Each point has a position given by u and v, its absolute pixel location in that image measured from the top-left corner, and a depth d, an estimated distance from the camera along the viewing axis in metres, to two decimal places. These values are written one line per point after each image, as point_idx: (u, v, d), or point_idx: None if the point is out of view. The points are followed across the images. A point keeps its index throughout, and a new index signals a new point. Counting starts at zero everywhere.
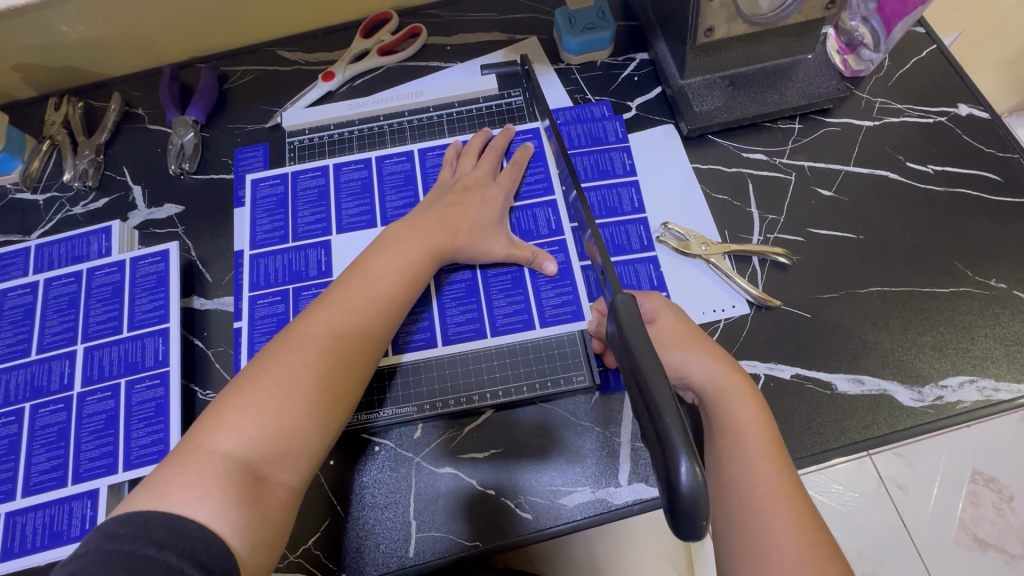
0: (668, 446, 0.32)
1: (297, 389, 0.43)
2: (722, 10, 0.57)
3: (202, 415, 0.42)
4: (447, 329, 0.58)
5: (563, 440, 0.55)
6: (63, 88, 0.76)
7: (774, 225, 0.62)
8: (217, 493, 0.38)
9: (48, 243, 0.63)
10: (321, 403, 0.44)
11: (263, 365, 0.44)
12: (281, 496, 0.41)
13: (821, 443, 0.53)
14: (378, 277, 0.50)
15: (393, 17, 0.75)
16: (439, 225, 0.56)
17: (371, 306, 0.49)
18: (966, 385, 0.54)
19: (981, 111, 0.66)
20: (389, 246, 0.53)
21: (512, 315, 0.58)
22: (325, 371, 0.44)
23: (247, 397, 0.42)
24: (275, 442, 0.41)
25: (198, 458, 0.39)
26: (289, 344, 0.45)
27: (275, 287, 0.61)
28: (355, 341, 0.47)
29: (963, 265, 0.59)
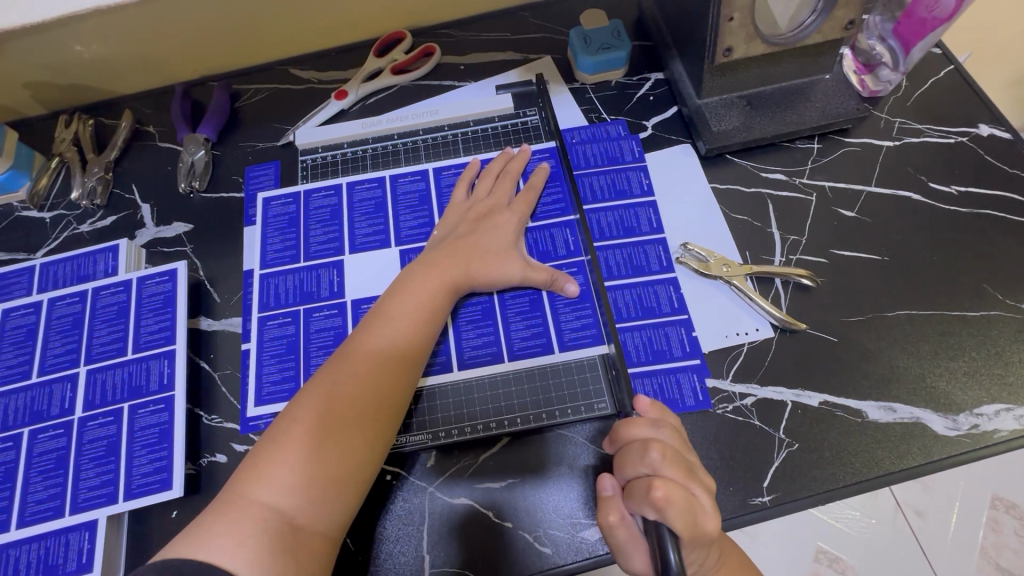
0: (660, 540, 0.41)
1: (328, 436, 0.44)
2: (740, 29, 0.57)
3: (241, 468, 0.44)
4: (463, 353, 0.56)
5: (582, 471, 0.52)
6: (74, 105, 0.75)
7: (797, 247, 0.61)
8: (250, 541, 0.40)
9: (53, 262, 0.62)
10: (353, 449, 0.45)
11: (294, 416, 0.45)
12: (317, 544, 0.42)
13: (853, 474, 0.51)
14: (397, 319, 0.51)
15: (406, 37, 0.75)
16: (453, 257, 0.56)
17: (393, 348, 0.50)
18: (1003, 414, 0.52)
19: (1002, 131, 0.65)
20: (407, 285, 0.54)
21: (530, 338, 0.57)
22: (354, 416, 0.46)
23: (282, 448, 0.44)
24: (312, 491, 0.43)
25: (239, 508, 0.41)
26: (316, 393, 0.47)
27: (285, 308, 0.59)
28: (380, 383, 0.48)
29: (993, 288, 0.57)
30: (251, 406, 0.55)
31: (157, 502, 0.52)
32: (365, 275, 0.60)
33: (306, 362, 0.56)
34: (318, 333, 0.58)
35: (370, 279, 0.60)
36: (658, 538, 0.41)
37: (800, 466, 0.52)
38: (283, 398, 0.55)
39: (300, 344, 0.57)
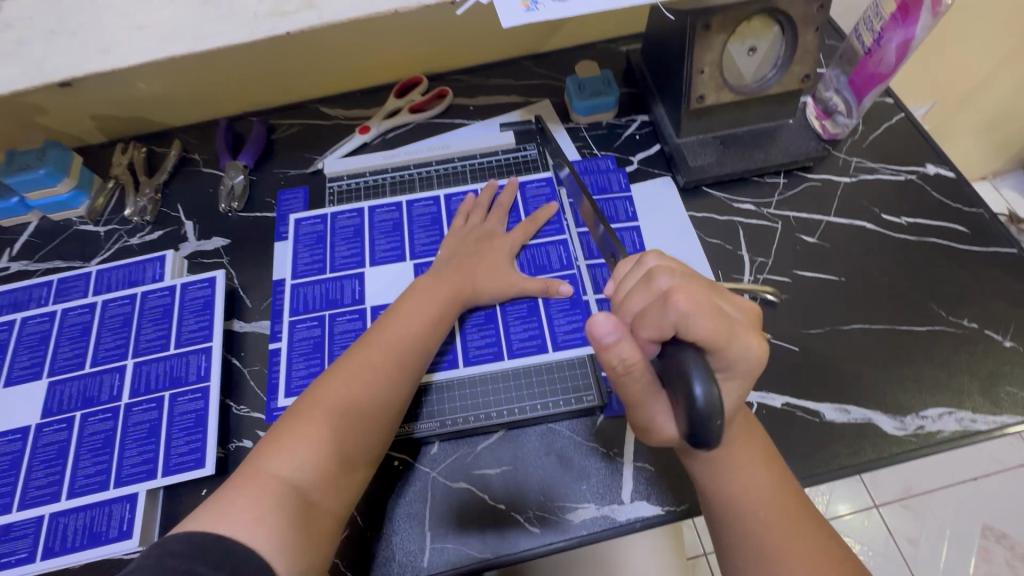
0: (688, 371, 0.36)
1: (344, 421, 0.51)
2: (710, 81, 0.68)
3: (258, 447, 0.49)
4: (468, 355, 0.63)
5: (570, 461, 0.59)
6: (131, 135, 0.86)
7: (763, 267, 0.69)
8: (269, 516, 0.44)
9: (108, 269, 0.71)
10: (361, 431, 0.52)
11: (313, 398, 0.52)
12: (327, 520, 0.48)
13: (811, 467, 0.57)
14: (408, 320, 0.59)
15: (422, 81, 0.86)
16: (457, 274, 0.64)
17: (404, 344, 0.57)
18: (946, 416, 0.58)
19: (946, 170, 0.74)
20: (417, 293, 0.62)
21: (528, 341, 0.64)
22: (366, 402, 0.53)
23: (300, 430, 0.50)
24: (325, 467, 0.49)
25: (259, 480, 0.46)
26: (335, 379, 0.54)
27: (312, 313, 0.67)
28: (390, 380, 0.55)
29: (937, 306, 0.65)
30: (281, 397, 0.62)
31: (190, 480, 0.58)
32: (384, 286, 0.68)
33: (328, 359, 0.64)
34: (340, 334, 0.65)
35: (387, 290, 0.68)
36: (687, 370, 0.37)
37: None
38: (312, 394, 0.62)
39: (324, 344, 0.65)
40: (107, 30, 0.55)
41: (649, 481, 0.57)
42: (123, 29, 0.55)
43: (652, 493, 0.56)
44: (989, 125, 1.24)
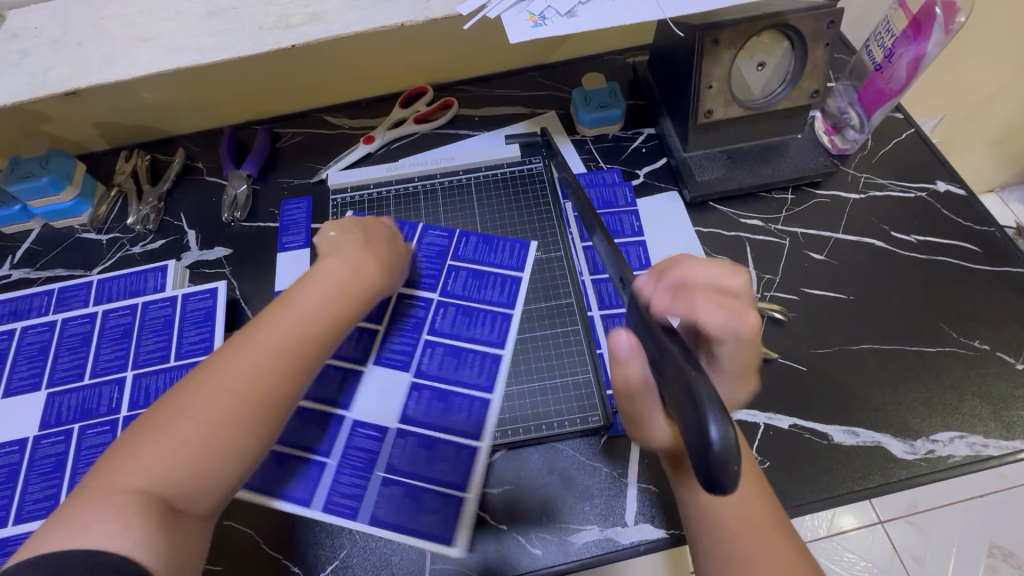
0: (702, 407, 0.30)
1: (212, 424, 0.44)
2: (719, 95, 0.67)
3: (102, 461, 0.42)
4: (462, 374, 0.63)
5: (573, 480, 0.58)
6: (135, 143, 0.86)
7: (771, 284, 0.68)
8: (136, 521, 0.39)
9: (109, 279, 0.70)
10: (237, 438, 0.45)
11: (180, 403, 0.44)
12: (196, 524, 0.43)
13: (820, 491, 0.56)
14: (305, 308, 0.53)
15: (427, 91, 0.85)
16: (343, 262, 0.58)
17: (295, 334, 0.50)
18: (957, 440, 0.57)
19: (957, 188, 0.73)
20: (317, 275, 0.56)
21: (497, 324, 0.66)
22: (245, 404, 0.45)
23: (156, 438, 0.43)
24: (194, 478, 0.43)
25: (105, 497, 0.40)
26: (211, 377, 0.46)
27: (296, 444, 0.59)
28: (274, 379, 0.47)
29: (948, 327, 0.64)
30: (360, 522, 0.55)
31: None
32: (369, 388, 0.62)
33: (329, 372, 0.63)
34: (353, 451, 0.59)
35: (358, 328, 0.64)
36: (702, 405, 0.30)
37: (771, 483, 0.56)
38: (409, 514, 0.55)
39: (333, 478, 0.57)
40: (111, 40, 0.54)
41: (655, 504, 0.56)
42: (127, 40, 0.54)
43: (657, 516, 0.55)
44: (998, 139, 1.23)
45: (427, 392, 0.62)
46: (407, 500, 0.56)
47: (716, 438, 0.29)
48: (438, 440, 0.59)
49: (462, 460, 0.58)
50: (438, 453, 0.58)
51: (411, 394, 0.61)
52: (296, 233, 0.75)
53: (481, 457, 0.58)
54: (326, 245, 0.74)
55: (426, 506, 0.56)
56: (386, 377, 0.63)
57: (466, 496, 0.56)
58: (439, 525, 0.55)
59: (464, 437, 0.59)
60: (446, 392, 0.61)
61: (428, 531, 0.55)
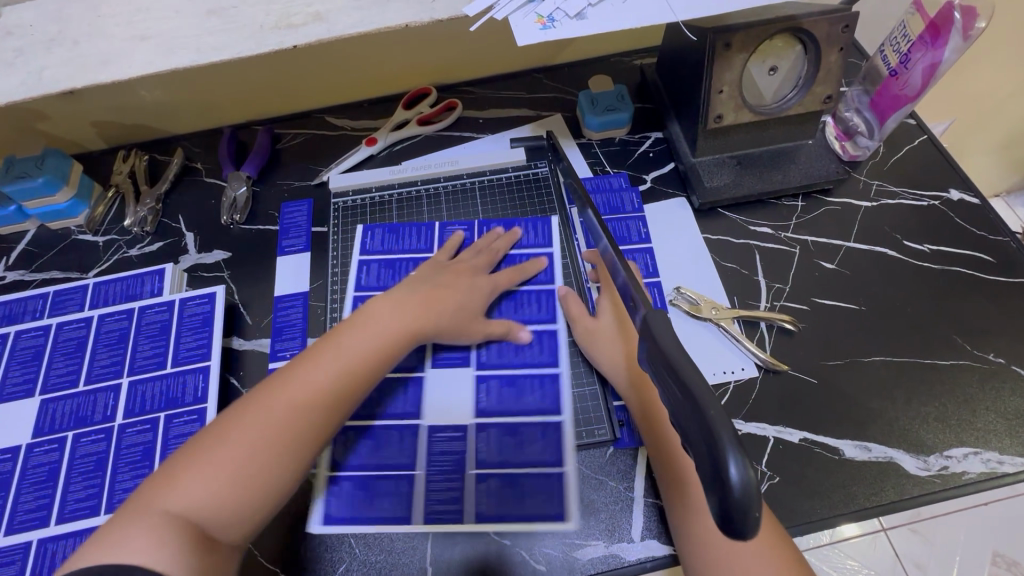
0: (717, 447, 0.29)
1: (258, 458, 0.46)
2: (730, 100, 0.65)
3: (152, 479, 0.45)
4: (524, 357, 0.62)
5: (578, 494, 0.57)
6: (133, 142, 0.84)
7: (781, 294, 0.67)
8: (167, 542, 0.41)
9: (105, 282, 0.69)
10: (278, 470, 0.47)
11: (229, 428, 0.47)
12: (225, 556, 0.44)
13: (832, 507, 0.55)
14: (352, 351, 0.53)
15: (431, 92, 0.84)
16: (421, 303, 0.59)
17: (341, 380, 0.51)
18: (971, 456, 0.56)
19: (971, 196, 0.72)
20: (370, 314, 0.57)
21: (544, 301, 0.66)
22: (284, 441, 0.47)
23: (202, 466, 0.45)
24: (223, 509, 0.44)
25: (148, 516, 0.42)
26: (254, 410, 0.48)
27: (377, 463, 0.57)
28: (319, 413, 0.50)
29: (962, 339, 0.62)
30: (467, 522, 0.54)
31: None
32: (438, 390, 0.61)
33: None
34: (440, 457, 0.57)
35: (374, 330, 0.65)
36: (717, 446, 0.29)
37: (782, 500, 0.55)
38: (511, 503, 0.55)
39: (424, 487, 0.56)
40: (107, 40, 0.53)
41: (661, 520, 0.55)
42: (123, 39, 0.53)
43: (664, 532, 0.54)
44: (1006, 143, 1.21)
45: (495, 380, 0.61)
46: (507, 487, 0.55)
47: (735, 480, 0.29)
48: (522, 424, 0.58)
49: (550, 438, 0.58)
50: (525, 437, 0.58)
51: (480, 385, 0.61)
52: (296, 236, 0.74)
53: (567, 431, 0.58)
54: (327, 249, 0.73)
55: (527, 490, 0.55)
56: (445, 377, 0.61)
57: (565, 471, 0.56)
58: (548, 505, 0.55)
59: (546, 414, 0.59)
60: (513, 375, 0.61)
61: (536, 513, 0.54)
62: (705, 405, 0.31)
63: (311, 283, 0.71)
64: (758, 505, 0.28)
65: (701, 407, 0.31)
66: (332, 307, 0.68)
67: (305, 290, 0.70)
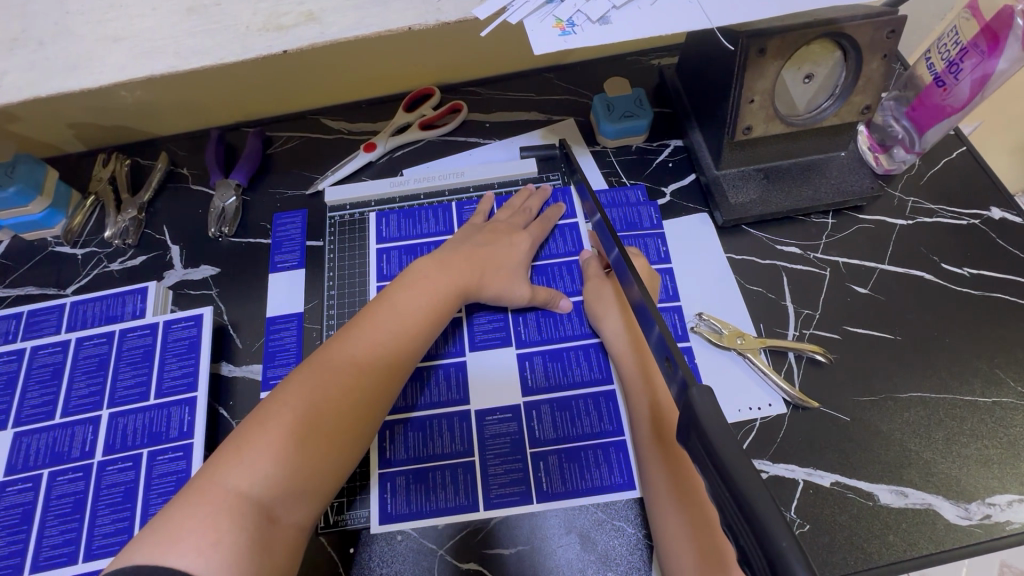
0: None
1: (322, 423, 0.46)
2: (760, 110, 0.60)
3: (214, 456, 0.44)
4: (565, 330, 0.61)
5: (595, 542, 0.53)
6: (113, 144, 0.78)
7: (810, 321, 0.62)
8: (226, 539, 0.40)
9: (83, 302, 0.64)
10: (344, 433, 0.47)
11: (290, 395, 0.47)
12: (290, 535, 0.44)
13: (866, 559, 0.51)
14: (403, 312, 0.54)
15: (434, 93, 0.78)
16: (466, 262, 0.60)
17: (397, 339, 0.53)
18: (1015, 504, 0.52)
19: (1013, 215, 0.67)
20: (415, 278, 0.57)
21: (576, 273, 0.65)
22: (351, 402, 0.48)
23: (268, 435, 0.45)
24: (294, 481, 0.44)
25: (212, 497, 0.41)
26: (315, 376, 0.48)
27: (430, 454, 0.56)
28: (378, 375, 0.51)
29: (1005, 374, 0.58)
30: (535, 501, 0.54)
31: None
32: (479, 374, 0.60)
33: None
34: (494, 439, 0.56)
35: None
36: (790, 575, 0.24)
37: (812, 549, 0.51)
38: (576, 478, 0.54)
39: (483, 470, 0.55)
40: (74, 41, 0.44)
41: None
42: (93, 41, 0.44)
43: None
44: None
45: (539, 357, 0.60)
46: (569, 463, 0.55)
47: None
48: (572, 398, 0.58)
49: (605, 407, 0.57)
50: (578, 411, 0.57)
51: (524, 363, 0.60)
52: (290, 251, 0.69)
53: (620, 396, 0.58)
54: (323, 266, 0.68)
55: (590, 462, 0.55)
56: (485, 359, 0.60)
57: (625, 438, 0.56)
58: (614, 474, 0.54)
59: (597, 384, 0.58)
60: (556, 350, 0.60)
61: (602, 484, 0.54)
62: (773, 530, 0.25)
63: (306, 303, 0.66)
64: None
65: (765, 533, 0.25)
66: (327, 331, 0.63)
67: (300, 311, 0.65)
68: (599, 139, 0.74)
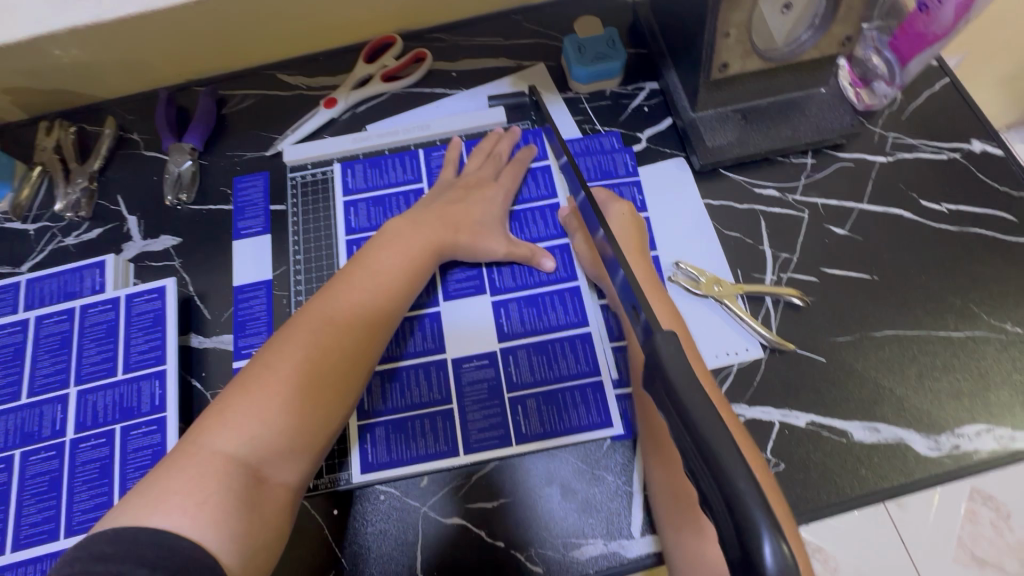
0: (746, 520, 0.23)
1: (303, 382, 0.46)
2: (737, 46, 0.56)
3: (199, 420, 0.44)
4: (539, 277, 0.60)
5: (576, 491, 0.53)
6: (55, 111, 0.73)
7: (788, 265, 0.61)
8: (213, 498, 0.40)
9: (39, 279, 0.61)
10: (324, 393, 0.46)
11: (271, 358, 0.46)
12: (279, 494, 0.44)
13: (839, 493, 0.52)
14: (379, 271, 0.53)
15: (396, 41, 0.73)
16: (439, 220, 0.58)
17: (375, 297, 0.52)
18: (983, 434, 0.54)
19: (994, 147, 0.66)
20: (387, 238, 0.56)
21: (550, 217, 0.63)
22: (332, 361, 0.47)
23: (250, 397, 0.44)
24: (282, 441, 0.44)
25: (198, 459, 0.41)
26: (293, 340, 0.47)
27: (409, 404, 0.55)
28: (357, 335, 0.49)
29: (980, 309, 0.58)
30: (515, 443, 0.54)
31: None
32: (456, 324, 0.58)
33: None
34: (471, 387, 0.56)
35: None
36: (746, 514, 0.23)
37: (788, 486, 0.53)
38: (554, 419, 0.55)
39: (462, 418, 0.55)
40: None
41: None
42: None
43: None
44: None
45: (514, 303, 0.59)
46: (547, 406, 0.55)
47: (767, 568, 0.22)
48: (549, 341, 0.57)
49: (582, 349, 0.57)
50: (555, 355, 0.57)
51: (500, 310, 0.59)
52: (253, 216, 0.66)
53: (597, 339, 0.57)
54: (287, 229, 0.65)
55: (567, 404, 0.55)
56: (459, 308, 0.59)
57: (602, 378, 0.56)
58: (591, 414, 0.55)
59: (573, 327, 0.58)
60: (532, 296, 0.59)
61: (582, 424, 0.54)
62: (730, 469, 0.24)
63: (272, 269, 0.64)
64: None
65: (724, 474, 0.24)
66: (297, 296, 0.62)
67: (268, 278, 0.63)
68: (570, 83, 0.71)
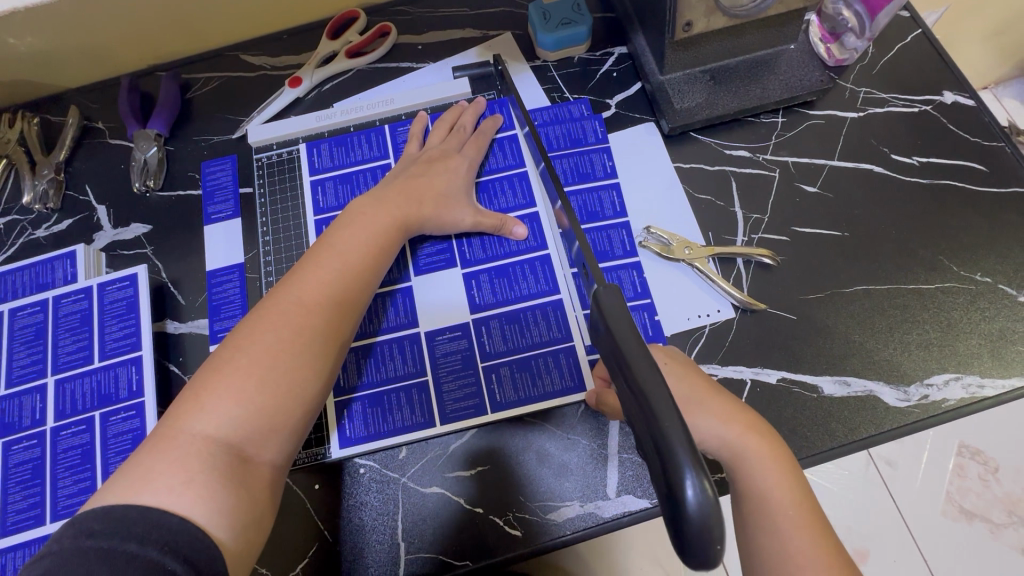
0: (672, 461, 0.29)
1: (277, 363, 0.45)
2: (699, 3, 0.54)
3: (176, 403, 0.44)
4: (509, 247, 0.60)
5: (551, 456, 0.54)
6: (17, 103, 0.72)
7: (758, 225, 0.61)
8: (198, 478, 0.40)
9: (11, 272, 0.61)
10: (300, 374, 0.46)
11: (243, 340, 0.46)
12: (266, 473, 0.45)
13: (811, 445, 0.53)
14: (346, 250, 0.52)
15: (360, 16, 0.72)
16: (404, 195, 0.57)
17: (345, 276, 0.51)
18: (952, 383, 0.54)
19: (966, 98, 0.65)
20: (354, 217, 0.55)
21: (518, 187, 0.63)
22: (303, 340, 0.47)
23: (226, 379, 0.44)
24: (262, 421, 0.44)
25: (180, 443, 0.42)
26: (262, 326, 0.47)
27: (384, 377, 0.56)
28: (328, 314, 0.49)
29: (949, 260, 0.58)
30: (489, 411, 0.55)
31: None
32: (429, 298, 0.59)
33: None
34: (445, 358, 0.56)
35: None
36: (674, 455, 0.29)
37: None
38: (530, 386, 0.55)
39: (437, 388, 0.56)
40: None
41: (636, 474, 0.53)
42: None
43: (640, 487, 0.52)
44: None
45: (484, 275, 0.59)
46: (521, 372, 0.56)
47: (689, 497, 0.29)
48: (520, 310, 0.58)
49: (553, 316, 0.57)
50: (527, 322, 0.57)
51: (471, 282, 0.59)
52: (223, 201, 0.66)
53: (568, 305, 0.57)
54: (255, 212, 0.65)
55: (541, 370, 0.56)
56: (430, 281, 0.59)
57: (574, 344, 0.56)
58: (565, 379, 0.55)
59: (544, 295, 0.58)
60: (502, 266, 0.59)
61: (556, 389, 0.55)
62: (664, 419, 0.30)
63: (244, 252, 0.64)
64: (716, 518, 0.29)
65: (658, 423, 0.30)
66: (269, 278, 0.62)
67: (240, 261, 0.63)
68: (536, 52, 0.70)
